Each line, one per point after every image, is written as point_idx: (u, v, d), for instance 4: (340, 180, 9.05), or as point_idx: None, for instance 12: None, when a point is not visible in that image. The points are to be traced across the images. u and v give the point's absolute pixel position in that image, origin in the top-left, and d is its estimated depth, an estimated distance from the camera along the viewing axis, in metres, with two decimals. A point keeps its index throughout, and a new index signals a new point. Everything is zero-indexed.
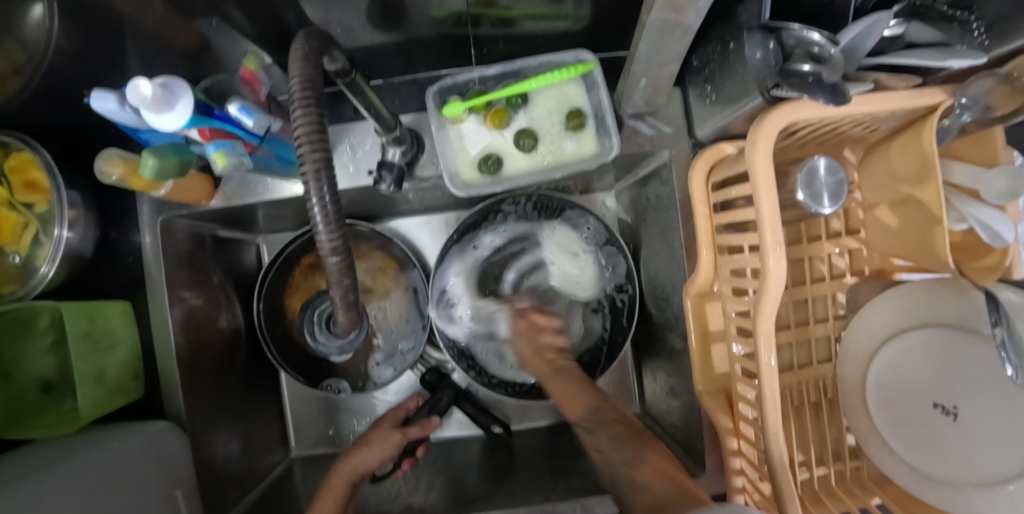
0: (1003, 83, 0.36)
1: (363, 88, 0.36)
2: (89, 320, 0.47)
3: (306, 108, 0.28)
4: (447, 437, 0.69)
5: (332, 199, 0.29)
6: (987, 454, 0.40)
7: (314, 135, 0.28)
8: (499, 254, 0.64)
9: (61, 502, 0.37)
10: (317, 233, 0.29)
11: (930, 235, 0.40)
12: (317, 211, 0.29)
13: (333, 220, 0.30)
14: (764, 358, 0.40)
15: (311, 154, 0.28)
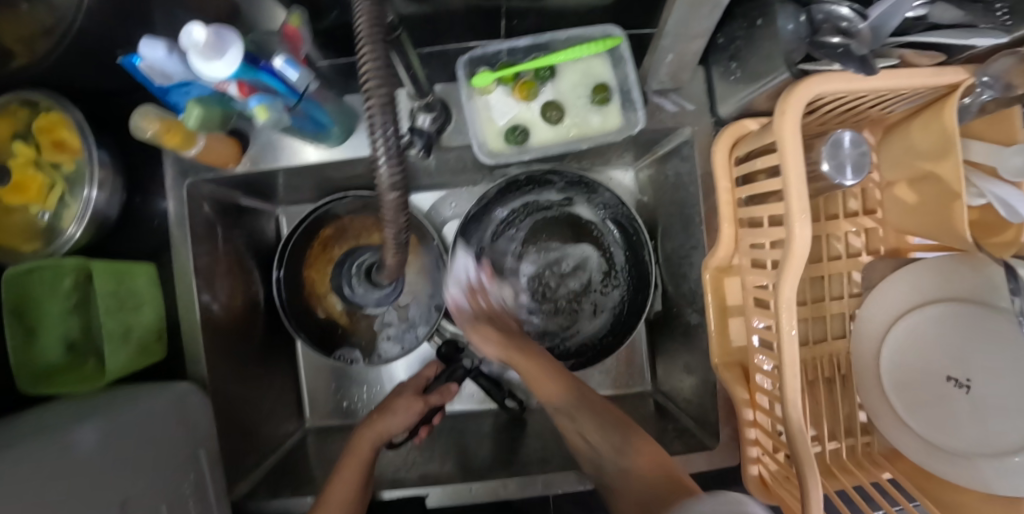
0: (1021, 62, 0.38)
1: (407, 47, 0.37)
2: (116, 279, 0.47)
3: (374, 43, 0.27)
4: (457, 411, 0.69)
5: (396, 136, 0.28)
6: (1000, 426, 0.41)
7: (380, 72, 0.28)
8: (522, 230, 0.68)
9: (89, 454, 0.37)
10: (378, 167, 0.28)
11: (948, 210, 0.41)
12: (382, 149, 0.28)
13: (394, 158, 0.29)
14: (786, 328, 0.41)
15: (376, 89, 0.28)
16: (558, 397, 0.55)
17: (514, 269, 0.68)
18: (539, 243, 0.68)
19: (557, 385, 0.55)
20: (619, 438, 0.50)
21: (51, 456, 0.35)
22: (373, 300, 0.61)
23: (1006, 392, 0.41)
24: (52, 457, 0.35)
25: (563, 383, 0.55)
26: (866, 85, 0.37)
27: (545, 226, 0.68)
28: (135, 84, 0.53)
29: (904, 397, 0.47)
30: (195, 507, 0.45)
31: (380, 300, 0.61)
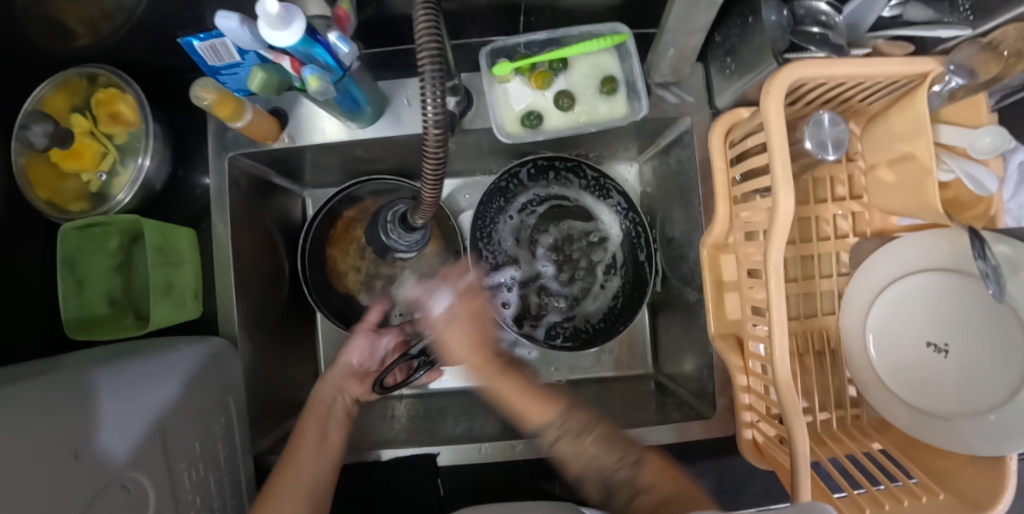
0: (984, 50, 0.44)
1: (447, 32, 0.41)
2: (162, 237, 0.51)
3: (428, 9, 0.31)
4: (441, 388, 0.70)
5: (442, 90, 0.31)
6: (979, 387, 0.45)
7: (432, 30, 0.31)
8: (540, 217, 0.72)
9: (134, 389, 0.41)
10: (427, 119, 0.32)
11: (924, 187, 0.45)
12: (430, 102, 0.31)
13: (440, 110, 0.32)
14: (775, 291, 0.44)
15: (426, 46, 0.31)
16: (539, 412, 0.50)
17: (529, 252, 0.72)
18: (555, 229, 0.72)
19: (535, 399, 0.51)
20: (620, 451, 0.48)
21: (102, 387, 0.39)
22: (405, 243, 0.56)
23: (982, 354, 0.45)
24: (102, 390, 0.39)
25: (548, 402, 0.51)
26: (842, 72, 0.42)
27: (560, 214, 0.72)
28: (186, 66, 0.59)
29: (891, 364, 0.49)
30: (223, 451, 0.50)
31: (412, 245, 0.56)
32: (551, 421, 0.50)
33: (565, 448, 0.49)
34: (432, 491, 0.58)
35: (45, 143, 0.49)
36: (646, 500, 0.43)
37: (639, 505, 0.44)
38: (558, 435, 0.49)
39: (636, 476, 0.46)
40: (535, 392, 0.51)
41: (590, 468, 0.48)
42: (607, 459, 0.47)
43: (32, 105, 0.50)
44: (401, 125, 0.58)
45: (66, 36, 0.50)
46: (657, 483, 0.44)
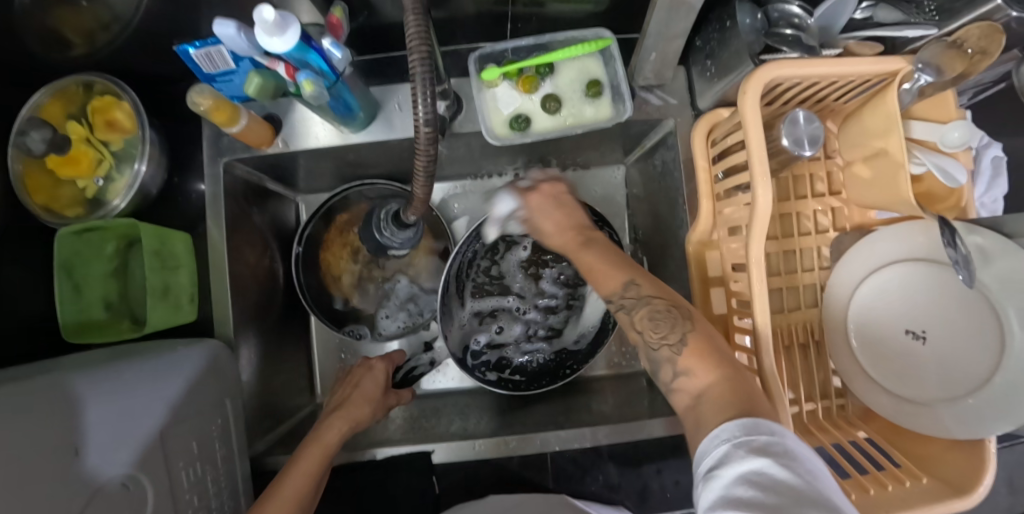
0: (950, 48, 0.45)
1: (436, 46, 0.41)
2: (159, 241, 0.52)
3: (418, 12, 0.32)
4: (439, 388, 0.74)
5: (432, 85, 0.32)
6: (955, 372, 0.46)
7: (422, 32, 0.32)
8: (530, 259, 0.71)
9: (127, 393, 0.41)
10: (417, 115, 0.33)
11: (898, 180, 0.47)
12: (421, 97, 0.32)
13: (430, 106, 0.33)
14: (757, 281, 0.46)
15: (416, 47, 0.32)
16: (612, 282, 0.45)
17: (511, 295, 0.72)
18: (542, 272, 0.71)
19: (609, 270, 0.46)
20: (669, 323, 0.40)
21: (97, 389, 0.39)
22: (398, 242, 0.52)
23: (955, 341, 0.47)
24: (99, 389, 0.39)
25: (623, 270, 0.45)
26: (815, 71, 0.44)
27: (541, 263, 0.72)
28: (180, 75, 0.60)
29: (877, 355, 0.50)
30: (220, 450, 0.50)
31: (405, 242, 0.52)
32: (620, 287, 0.44)
33: (624, 319, 0.43)
34: (427, 490, 0.59)
35: (43, 148, 0.51)
36: (685, 383, 0.38)
37: (681, 384, 0.38)
38: (622, 308, 0.44)
39: (678, 350, 0.39)
40: (617, 262, 0.47)
41: (646, 328, 0.41)
42: (651, 335, 0.40)
43: (29, 112, 0.51)
44: (391, 129, 0.59)
45: (63, 47, 0.51)
46: (698, 365, 0.38)
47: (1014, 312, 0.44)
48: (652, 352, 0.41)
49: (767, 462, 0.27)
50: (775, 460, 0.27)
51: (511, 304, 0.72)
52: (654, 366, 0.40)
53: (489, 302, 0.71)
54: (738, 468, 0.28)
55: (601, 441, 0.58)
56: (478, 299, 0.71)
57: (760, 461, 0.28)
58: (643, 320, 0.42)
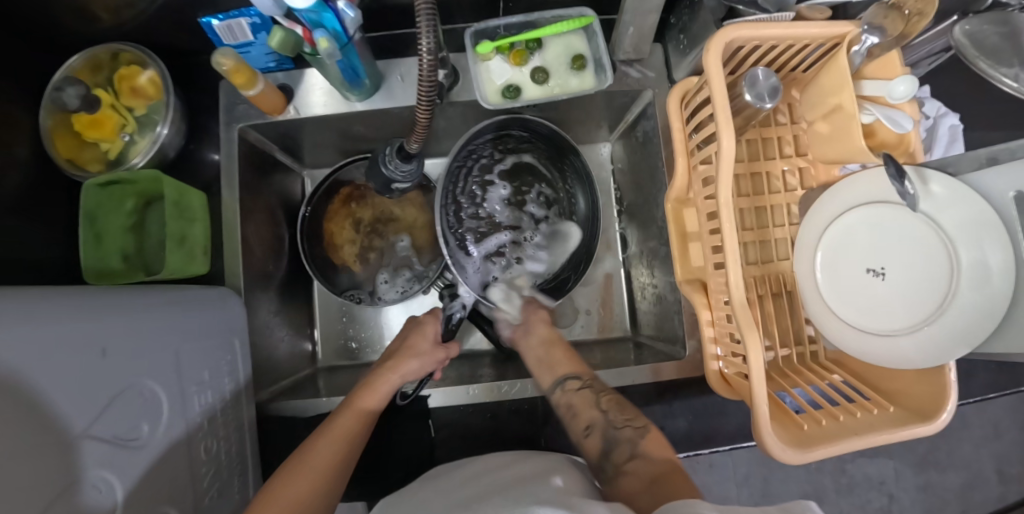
0: (894, 12, 0.49)
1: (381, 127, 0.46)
2: (179, 194, 0.57)
3: None
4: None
5: (434, 28, 0.37)
6: (912, 304, 0.50)
7: None
8: (515, 193, 0.76)
9: (140, 314, 0.44)
10: (421, 53, 0.38)
11: (851, 132, 0.52)
12: (425, 41, 0.37)
13: (432, 50, 0.38)
14: (726, 220, 0.50)
15: None
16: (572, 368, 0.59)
17: (509, 222, 0.76)
18: (534, 196, 0.76)
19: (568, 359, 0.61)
20: (634, 411, 0.54)
21: (118, 306, 0.43)
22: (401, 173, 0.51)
23: (913, 275, 0.50)
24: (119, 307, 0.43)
25: (579, 365, 0.60)
26: (770, 32, 0.49)
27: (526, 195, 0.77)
28: (201, 50, 0.65)
29: (844, 295, 0.53)
30: (229, 386, 0.54)
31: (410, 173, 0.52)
32: (587, 373, 0.59)
33: (590, 397, 0.56)
34: (422, 434, 0.62)
35: (76, 103, 0.56)
36: (638, 467, 0.47)
37: (635, 466, 0.48)
38: (589, 386, 0.57)
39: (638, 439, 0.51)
40: (575, 361, 0.61)
41: (611, 408, 0.54)
42: (615, 416, 0.53)
43: (63, 73, 0.57)
44: (393, 99, 0.64)
45: (99, 18, 0.56)
46: (656, 455, 0.48)
47: (963, 249, 0.47)
48: (614, 431, 0.52)
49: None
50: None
51: (512, 236, 0.76)
52: (612, 445, 0.51)
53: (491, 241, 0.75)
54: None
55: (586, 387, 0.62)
56: (480, 243, 0.75)
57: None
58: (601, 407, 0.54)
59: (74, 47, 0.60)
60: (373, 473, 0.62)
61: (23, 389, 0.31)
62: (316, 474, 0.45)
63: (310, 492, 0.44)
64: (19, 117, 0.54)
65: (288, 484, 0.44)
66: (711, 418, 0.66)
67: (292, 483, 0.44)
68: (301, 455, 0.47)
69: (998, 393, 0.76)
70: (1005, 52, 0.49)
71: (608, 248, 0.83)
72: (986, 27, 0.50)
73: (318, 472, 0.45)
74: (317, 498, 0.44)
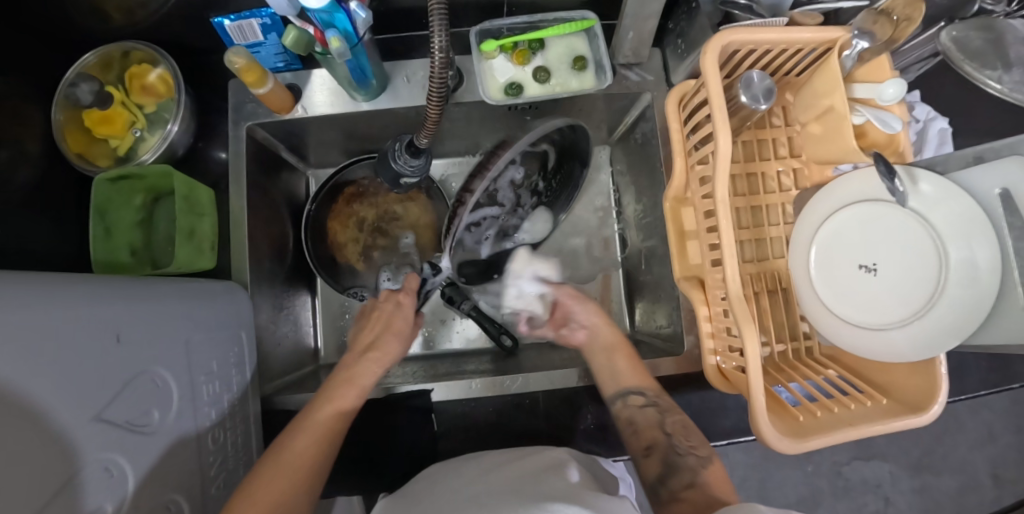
0: (880, 16, 0.52)
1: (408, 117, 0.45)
2: (188, 189, 0.58)
3: None
4: (448, 349, 0.79)
5: (445, 30, 0.38)
6: (902, 299, 0.52)
7: None
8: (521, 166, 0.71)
9: (151, 303, 0.45)
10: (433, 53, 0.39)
11: (843, 133, 0.54)
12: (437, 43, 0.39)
13: (444, 51, 0.40)
14: (723, 217, 0.51)
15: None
16: (636, 381, 0.60)
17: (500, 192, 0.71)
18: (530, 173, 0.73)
19: (636, 372, 0.61)
20: (698, 439, 0.55)
21: (131, 295, 0.44)
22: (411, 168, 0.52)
23: (903, 271, 0.52)
24: (133, 296, 0.44)
25: (646, 378, 0.61)
26: (765, 36, 0.51)
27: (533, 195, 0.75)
28: (210, 49, 0.66)
29: (839, 291, 0.55)
30: (235, 377, 0.55)
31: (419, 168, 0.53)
32: (653, 389, 0.60)
33: (654, 417, 0.57)
34: (425, 427, 0.62)
35: (89, 99, 0.59)
36: (694, 494, 0.50)
37: (691, 493, 0.50)
38: (652, 404, 0.58)
39: (702, 468, 0.52)
40: (641, 375, 0.61)
41: (675, 431, 0.56)
42: (681, 440, 0.55)
43: (76, 69, 0.58)
44: (399, 99, 0.66)
45: (113, 18, 0.58)
46: (714, 484, 0.50)
47: (953, 245, 0.49)
48: (676, 456, 0.54)
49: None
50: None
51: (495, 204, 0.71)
52: (674, 471, 0.53)
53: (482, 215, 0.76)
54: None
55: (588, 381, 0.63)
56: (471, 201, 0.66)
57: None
58: (675, 428, 0.56)
59: (86, 45, 0.61)
60: (374, 466, 0.63)
61: (38, 370, 0.32)
62: (298, 469, 0.46)
63: (293, 490, 0.45)
64: (33, 113, 0.55)
65: (267, 480, 0.44)
66: (709, 414, 0.67)
67: (271, 479, 0.45)
68: (278, 448, 0.48)
69: (989, 390, 0.77)
70: (989, 55, 0.52)
71: (607, 248, 0.84)
72: (971, 32, 0.53)
73: (299, 470, 0.46)
74: (299, 493, 0.46)
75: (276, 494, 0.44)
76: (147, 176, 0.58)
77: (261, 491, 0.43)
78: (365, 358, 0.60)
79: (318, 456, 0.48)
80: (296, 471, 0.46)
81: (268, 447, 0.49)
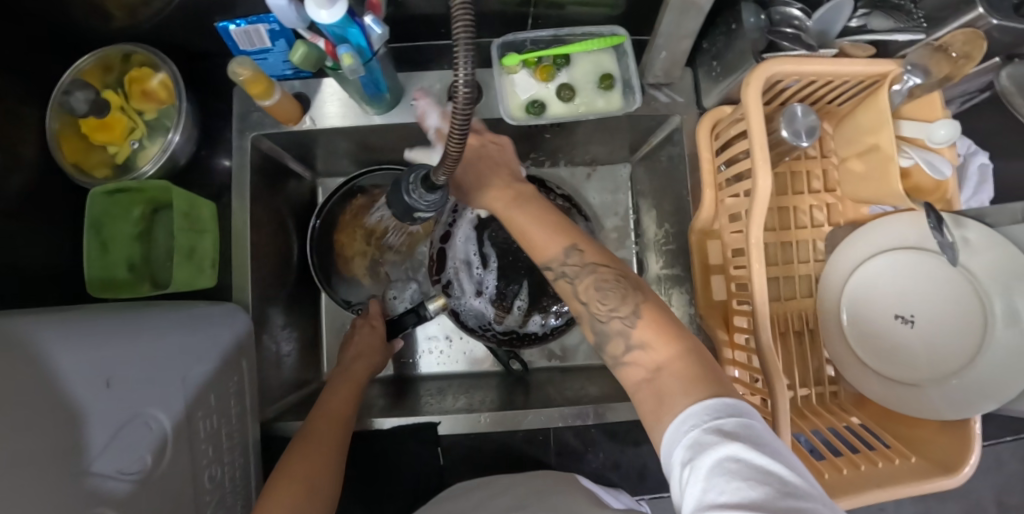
0: (937, 52, 0.48)
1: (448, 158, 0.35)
2: (187, 205, 0.55)
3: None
4: (448, 371, 0.76)
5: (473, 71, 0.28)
6: (940, 354, 0.49)
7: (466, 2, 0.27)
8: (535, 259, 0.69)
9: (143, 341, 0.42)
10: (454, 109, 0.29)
11: (888, 174, 0.50)
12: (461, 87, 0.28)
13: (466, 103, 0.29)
14: (756, 259, 0.48)
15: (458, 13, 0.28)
16: (551, 249, 0.48)
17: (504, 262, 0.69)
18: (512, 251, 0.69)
19: (550, 233, 0.48)
20: (619, 295, 0.44)
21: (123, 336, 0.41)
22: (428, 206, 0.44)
23: (942, 324, 0.50)
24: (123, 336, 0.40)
25: (559, 233, 0.48)
26: (812, 68, 0.47)
27: (516, 335, 0.70)
28: (216, 53, 0.63)
29: (868, 342, 0.52)
30: (234, 407, 0.52)
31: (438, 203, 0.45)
32: (558, 251, 0.48)
33: (567, 287, 0.48)
34: (432, 459, 0.60)
35: (84, 108, 0.56)
36: (640, 357, 0.41)
37: (635, 359, 0.42)
38: (563, 275, 0.48)
39: (632, 326, 0.42)
40: (552, 224, 0.49)
41: (591, 298, 0.46)
42: (598, 306, 0.45)
43: (73, 74, 0.54)
44: (414, 113, 0.62)
45: (109, 18, 0.54)
46: (655, 338, 0.41)
47: (999, 299, 0.47)
48: (602, 325, 0.45)
49: (743, 449, 0.29)
50: (749, 446, 0.29)
51: (484, 273, 0.69)
52: (606, 340, 0.44)
53: (486, 278, 0.69)
54: (714, 454, 0.29)
55: (605, 420, 0.60)
56: (495, 306, 0.70)
57: (733, 446, 0.29)
58: (591, 290, 0.46)
59: (83, 45, 0.57)
60: (375, 499, 0.61)
61: None
62: (327, 453, 0.48)
63: (326, 466, 0.47)
64: (25, 119, 0.52)
65: (301, 459, 0.47)
66: None
67: (304, 461, 0.47)
68: (305, 436, 0.50)
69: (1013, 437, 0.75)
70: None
71: None
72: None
73: (329, 449, 0.49)
74: (332, 467, 0.48)
75: (315, 469, 0.46)
76: (147, 190, 0.56)
77: (297, 465, 0.46)
78: (357, 361, 0.62)
79: (339, 439, 0.51)
80: (326, 450, 0.49)
81: (295, 438, 0.50)
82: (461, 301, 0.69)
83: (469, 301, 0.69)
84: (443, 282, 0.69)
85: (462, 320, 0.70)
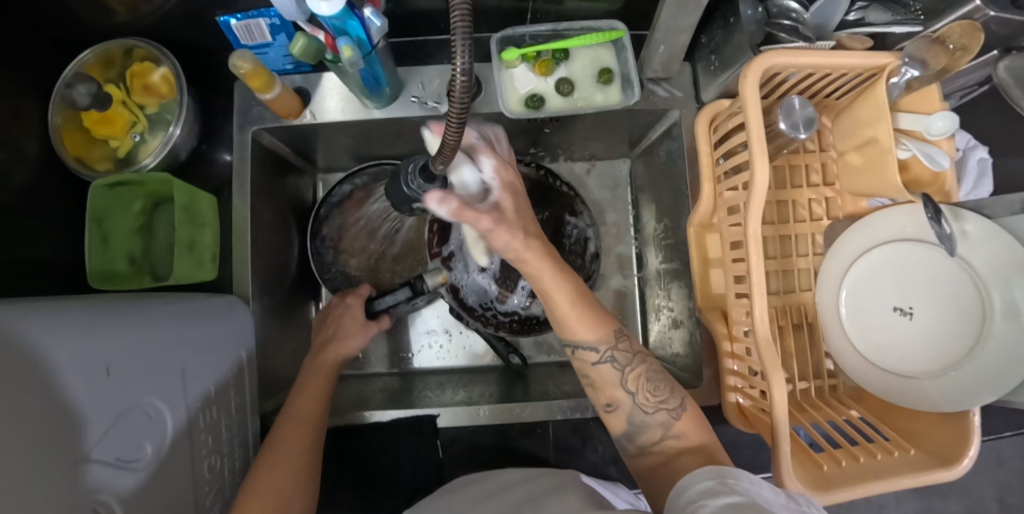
0: (935, 44, 0.48)
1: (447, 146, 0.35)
2: (188, 198, 0.55)
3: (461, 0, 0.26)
4: (448, 365, 0.76)
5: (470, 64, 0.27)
6: (939, 347, 0.49)
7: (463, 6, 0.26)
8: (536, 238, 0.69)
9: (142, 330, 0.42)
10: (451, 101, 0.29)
11: (887, 167, 0.50)
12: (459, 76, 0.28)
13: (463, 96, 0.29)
14: (754, 252, 0.47)
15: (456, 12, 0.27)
16: (591, 335, 0.51)
17: None
18: None
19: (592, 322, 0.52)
20: (666, 388, 0.50)
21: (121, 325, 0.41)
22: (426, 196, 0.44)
23: (940, 316, 0.50)
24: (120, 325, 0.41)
25: (600, 324, 0.52)
26: (811, 61, 0.47)
27: (516, 318, 0.71)
28: (216, 48, 0.63)
29: (866, 334, 0.52)
30: (234, 399, 0.53)
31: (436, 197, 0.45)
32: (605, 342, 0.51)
33: (612, 372, 0.51)
34: (431, 453, 0.61)
35: (87, 101, 0.55)
36: (671, 444, 0.48)
37: (666, 447, 0.48)
38: (609, 360, 0.51)
39: (673, 420, 0.49)
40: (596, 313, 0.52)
41: (641, 387, 0.51)
42: (646, 398, 0.50)
43: (75, 68, 0.55)
44: (413, 108, 0.62)
45: (112, 13, 0.54)
46: (690, 433, 0.48)
47: (998, 292, 0.47)
48: (642, 416, 0.50)
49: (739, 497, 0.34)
50: (747, 497, 0.34)
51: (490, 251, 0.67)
52: (640, 430, 0.50)
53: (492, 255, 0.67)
54: (714, 497, 0.35)
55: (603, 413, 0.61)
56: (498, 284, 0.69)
57: (733, 495, 0.35)
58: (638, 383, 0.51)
59: (85, 40, 0.58)
60: (374, 491, 0.61)
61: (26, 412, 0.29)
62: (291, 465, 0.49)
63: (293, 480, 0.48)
64: (27, 112, 0.52)
65: (263, 475, 0.47)
66: None
67: (266, 475, 0.48)
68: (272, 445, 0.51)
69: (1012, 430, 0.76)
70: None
71: (623, 266, 0.81)
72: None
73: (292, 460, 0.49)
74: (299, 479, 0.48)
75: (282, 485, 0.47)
76: (147, 183, 0.56)
77: (266, 479, 0.47)
78: (325, 350, 0.62)
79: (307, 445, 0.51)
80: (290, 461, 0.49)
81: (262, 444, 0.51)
82: (465, 275, 0.68)
83: (472, 278, 0.68)
84: (444, 254, 0.67)
85: (463, 295, 0.68)
